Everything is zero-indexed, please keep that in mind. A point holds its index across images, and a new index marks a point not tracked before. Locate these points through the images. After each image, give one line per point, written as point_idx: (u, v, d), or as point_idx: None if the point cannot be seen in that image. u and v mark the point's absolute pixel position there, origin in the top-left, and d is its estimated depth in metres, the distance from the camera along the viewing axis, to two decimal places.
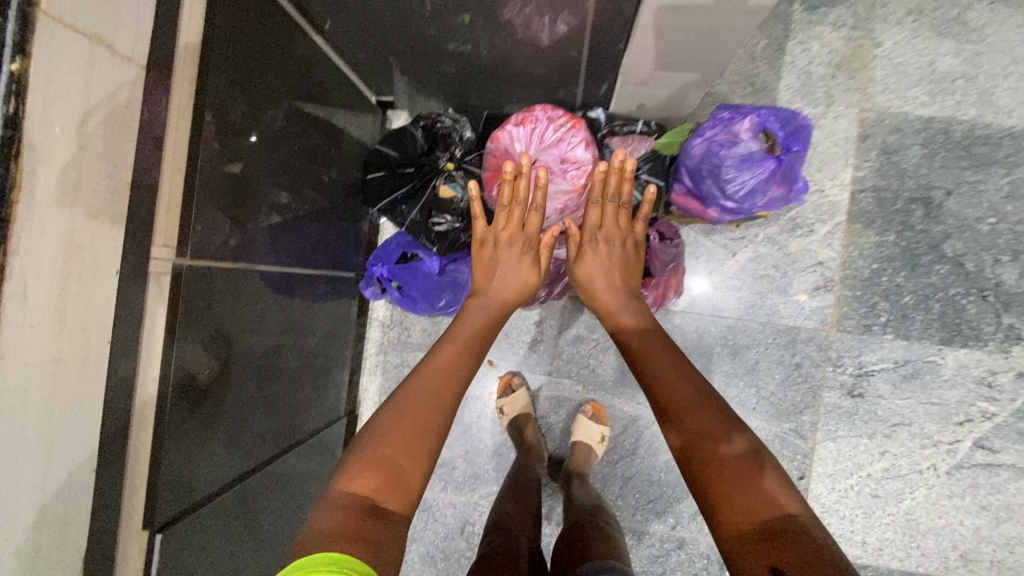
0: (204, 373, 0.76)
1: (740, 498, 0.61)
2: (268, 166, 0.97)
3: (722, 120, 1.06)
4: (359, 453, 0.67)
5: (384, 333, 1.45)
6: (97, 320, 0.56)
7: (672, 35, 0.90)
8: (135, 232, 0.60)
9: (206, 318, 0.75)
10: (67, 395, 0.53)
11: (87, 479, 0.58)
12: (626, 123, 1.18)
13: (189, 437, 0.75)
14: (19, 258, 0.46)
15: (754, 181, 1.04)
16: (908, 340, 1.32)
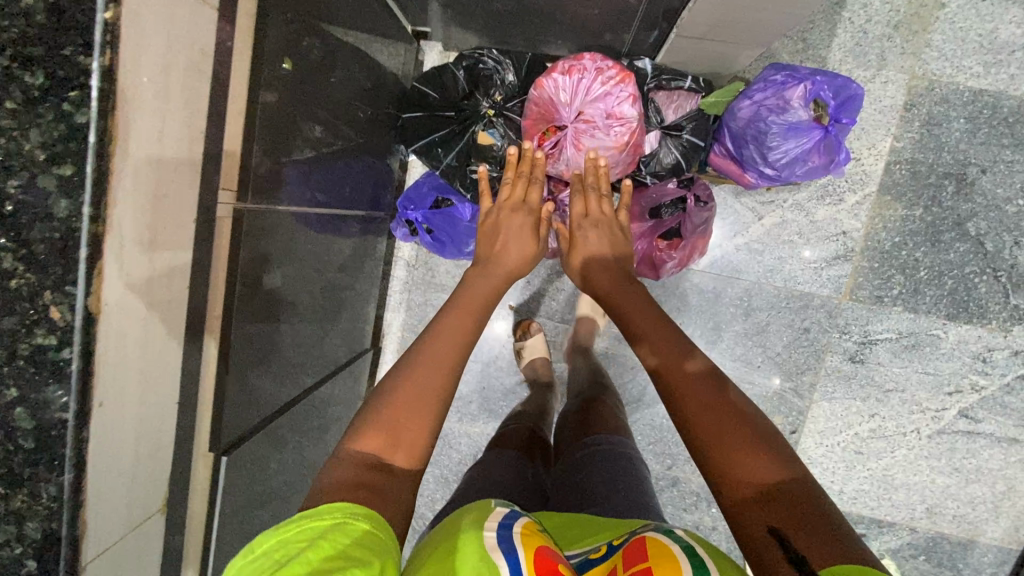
0: (257, 312, 0.80)
1: (741, 463, 0.59)
2: (307, 98, 0.95)
3: (773, 83, 1.03)
4: (372, 411, 0.70)
5: (409, 272, 1.48)
6: (178, 266, 0.59)
7: None
8: (210, 177, 0.62)
9: (256, 261, 0.77)
10: (155, 334, 0.58)
11: (170, 405, 0.64)
12: (674, 77, 1.11)
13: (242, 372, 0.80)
14: (118, 210, 0.48)
15: (798, 150, 1.04)
16: (915, 313, 1.37)
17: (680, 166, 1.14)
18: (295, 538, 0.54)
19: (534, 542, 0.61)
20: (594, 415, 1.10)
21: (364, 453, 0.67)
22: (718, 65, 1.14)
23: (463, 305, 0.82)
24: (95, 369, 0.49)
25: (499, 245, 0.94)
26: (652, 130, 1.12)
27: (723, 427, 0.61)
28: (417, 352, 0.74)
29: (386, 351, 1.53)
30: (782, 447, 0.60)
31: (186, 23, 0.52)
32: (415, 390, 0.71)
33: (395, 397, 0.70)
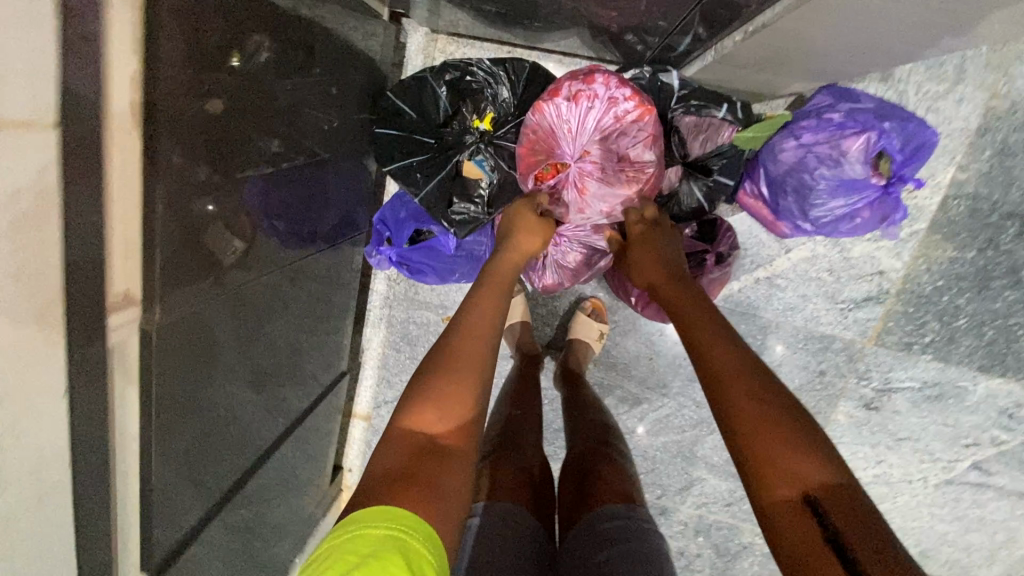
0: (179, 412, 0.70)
1: (785, 466, 0.56)
2: (259, 116, 0.77)
3: (830, 125, 0.84)
4: (402, 403, 0.66)
5: (390, 286, 1.36)
6: (43, 440, 0.48)
7: (782, 38, 0.73)
8: (75, 312, 0.49)
9: (161, 365, 0.63)
10: (25, 527, 0.47)
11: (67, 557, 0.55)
12: (706, 104, 0.90)
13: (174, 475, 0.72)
14: None
15: (846, 210, 0.86)
16: (945, 363, 1.24)
17: (703, 209, 0.97)
18: (352, 558, 0.50)
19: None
20: (604, 461, 0.96)
21: (412, 432, 0.64)
22: (760, 88, 0.93)
23: (495, 288, 0.80)
24: None
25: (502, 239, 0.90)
26: (674, 165, 0.94)
27: (764, 420, 0.59)
28: (451, 336, 0.72)
29: (365, 366, 1.44)
30: (827, 441, 0.58)
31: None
32: (452, 378, 0.68)
33: (433, 382, 0.67)
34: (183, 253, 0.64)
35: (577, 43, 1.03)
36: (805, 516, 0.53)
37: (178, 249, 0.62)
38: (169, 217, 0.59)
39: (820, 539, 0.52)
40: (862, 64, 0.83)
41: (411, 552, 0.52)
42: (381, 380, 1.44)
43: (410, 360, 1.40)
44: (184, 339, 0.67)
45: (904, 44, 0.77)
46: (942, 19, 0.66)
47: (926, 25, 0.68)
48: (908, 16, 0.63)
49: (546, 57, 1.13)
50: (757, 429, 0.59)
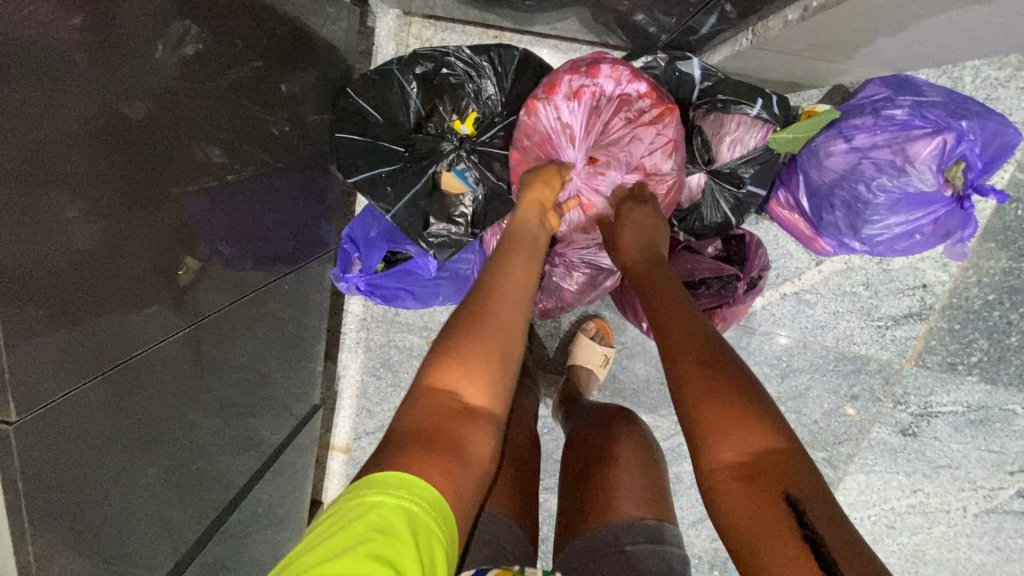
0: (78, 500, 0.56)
1: (730, 433, 0.48)
2: (189, 126, 0.60)
3: (893, 125, 0.68)
4: (429, 355, 0.53)
5: (367, 307, 1.21)
6: None
7: (850, 20, 0.58)
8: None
9: (26, 463, 0.49)
10: None
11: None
12: (737, 99, 0.74)
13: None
14: None
15: (906, 227, 0.71)
16: (992, 385, 1.10)
17: (729, 225, 0.81)
18: (353, 533, 0.42)
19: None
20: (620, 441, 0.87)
21: (442, 395, 0.51)
22: (800, 76, 0.77)
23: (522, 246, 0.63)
24: None
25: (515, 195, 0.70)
26: (696, 173, 0.78)
27: (710, 385, 0.50)
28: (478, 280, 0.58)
29: (342, 395, 1.29)
30: (774, 402, 0.50)
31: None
32: (486, 338, 0.53)
33: (459, 341, 0.53)
34: (69, 313, 0.50)
35: (578, 26, 0.87)
36: (759, 489, 0.45)
37: (48, 317, 0.48)
38: (24, 272, 0.44)
39: (780, 513, 0.43)
40: (927, 54, 0.69)
41: (422, 534, 0.43)
42: (361, 409, 1.29)
43: (392, 387, 1.25)
44: (57, 436, 0.52)
45: (1006, 26, 0.60)
46: None
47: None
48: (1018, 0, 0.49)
49: (542, 44, 0.97)
50: (704, 392, 0.50)
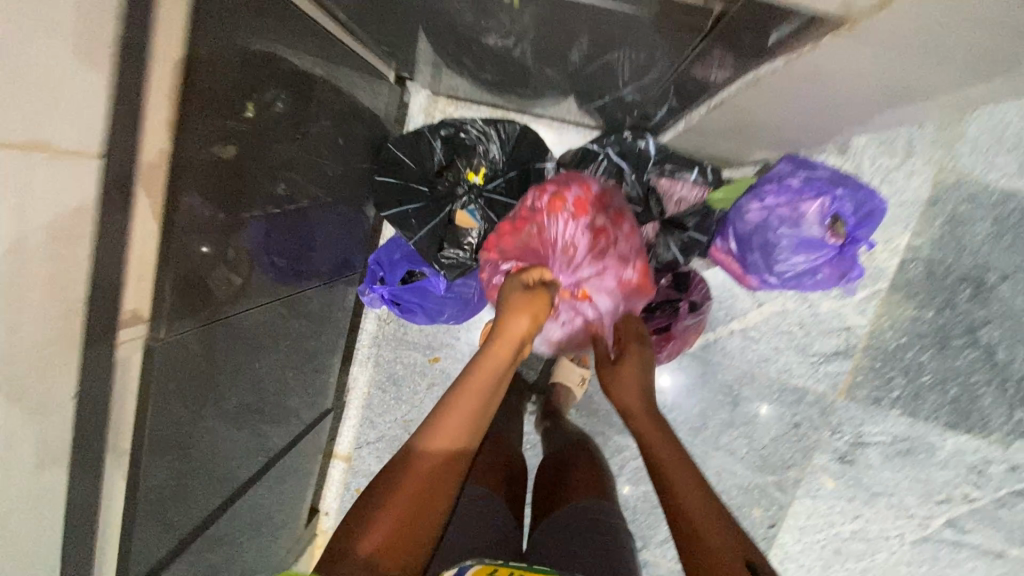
0: (173, 425, 0.72)
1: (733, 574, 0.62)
2: (276, 158, 0.84)
3: (789, 189, 0.94)
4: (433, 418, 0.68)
5: (379, 327, 1.41)
6: None
7: (742, 113, 0.82)
8: None
9: (160, 387, 0.66)
10: None
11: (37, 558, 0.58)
12: (679, 168, 1.01)
13: (160, 497, 0.74)
14: None
15: (807, 266, 0.95)
16: (913, 419, 1.28)
17: (678, 262, 1.04)
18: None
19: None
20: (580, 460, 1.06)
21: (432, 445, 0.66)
22: (730, 153, 1.03)
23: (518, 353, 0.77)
24: None
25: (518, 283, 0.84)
26: (651, 222, 1.02)
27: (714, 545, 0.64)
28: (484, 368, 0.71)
29: (350, 406, 1.45)
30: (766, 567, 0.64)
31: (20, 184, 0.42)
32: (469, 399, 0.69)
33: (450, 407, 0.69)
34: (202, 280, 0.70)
35: (564, 109, 1.14)
36: None
37: (192, 280, 0.67)
38: (190, 246, 0.65)
39: None
40: (807, 141, 0.95)
41: None
42: (365, 419, 1.45)
43: (395, 400, 1.42)
44: (178, 372, 0.70)
45: (851, 122, 0.86)
46: (873, 103, 0.77)
47: (872, 95, 0.72)
48: (850, 99, 0.73)
49: (538, 121, 1.24)
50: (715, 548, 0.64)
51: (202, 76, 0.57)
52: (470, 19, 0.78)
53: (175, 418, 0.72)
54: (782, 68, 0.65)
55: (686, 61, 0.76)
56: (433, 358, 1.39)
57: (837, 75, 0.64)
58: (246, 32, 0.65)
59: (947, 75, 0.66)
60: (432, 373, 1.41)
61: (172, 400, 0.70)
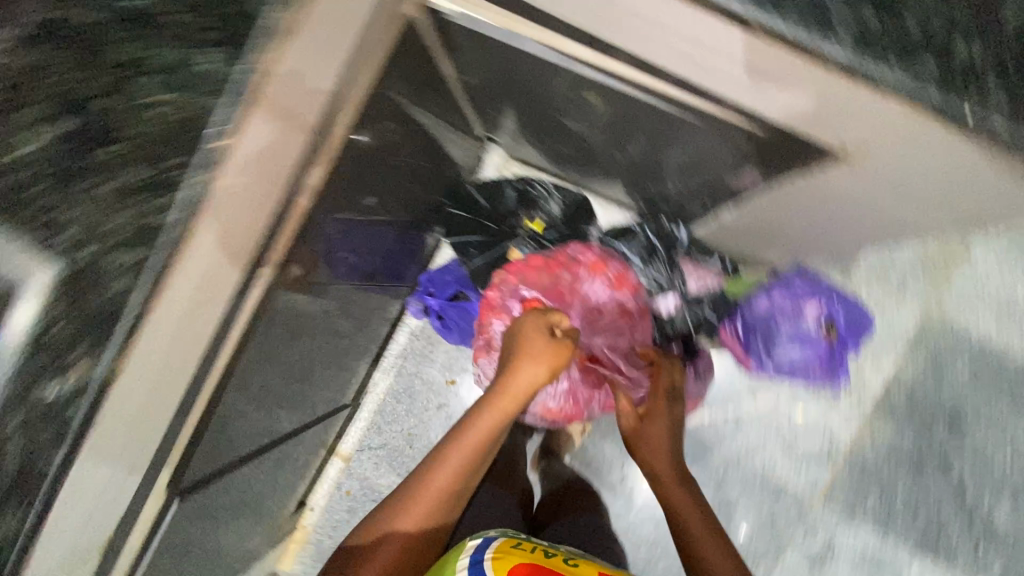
0: (257, 371, 0.83)
1: None
2: (388, 177, 0.99)
3: (795, 292, 1.14)
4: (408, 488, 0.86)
5: (410, 342, 1.55)
6: (197, 340, 0.64)
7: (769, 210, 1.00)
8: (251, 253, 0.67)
9: (268, 330, 0.79)
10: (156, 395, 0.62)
11: (144, 449, 0.67)
12: (704, 254, 1.22)
13: (227, 428, 0.84)
14: (174, 287, 0.56)
15: (802, 356, 1.17)
16: (884, 538, 1.35)
17: (690, 333, 1.21)
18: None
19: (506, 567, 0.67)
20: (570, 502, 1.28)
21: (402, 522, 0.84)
22: (750, 255, 1.21)
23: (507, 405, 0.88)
24: (97, 415, 0.56)
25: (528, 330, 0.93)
26: (673, 294, 1.21)
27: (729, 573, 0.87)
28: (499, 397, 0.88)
29: (364, 410, 1.55)
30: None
31: (275, 147, 0.58)
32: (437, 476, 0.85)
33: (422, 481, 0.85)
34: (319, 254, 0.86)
35: (616, 191, 1.35)
36: None
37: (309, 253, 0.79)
38: (323, 225, 0.80)
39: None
40: (812, 252, 1.13)
41: None
42: (374, 424, 1.55)
43: (405, 412, 1.54)
44: (279, 324, 0.83)
45: (846, 244, 1.06)
46: (873, 229, 0.94)
47: (877, 222, 0.89)
48: (856, 220, 0.91)
49: (590, 195, 1.45)
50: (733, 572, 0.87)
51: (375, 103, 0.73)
52: (563, 106, 0.99)
53: (262, 361, 0.84)
54: (800, 179, 0.83)
55: (722, 172, 0.94)
56: (450, 380, 1.53)
57: (841, 192, 0.81)
58: (404, 79, 0.81)
59: (933, 219, 0.82)
60: (445, 394, 1.53)
61: (267, 346, 0.83)
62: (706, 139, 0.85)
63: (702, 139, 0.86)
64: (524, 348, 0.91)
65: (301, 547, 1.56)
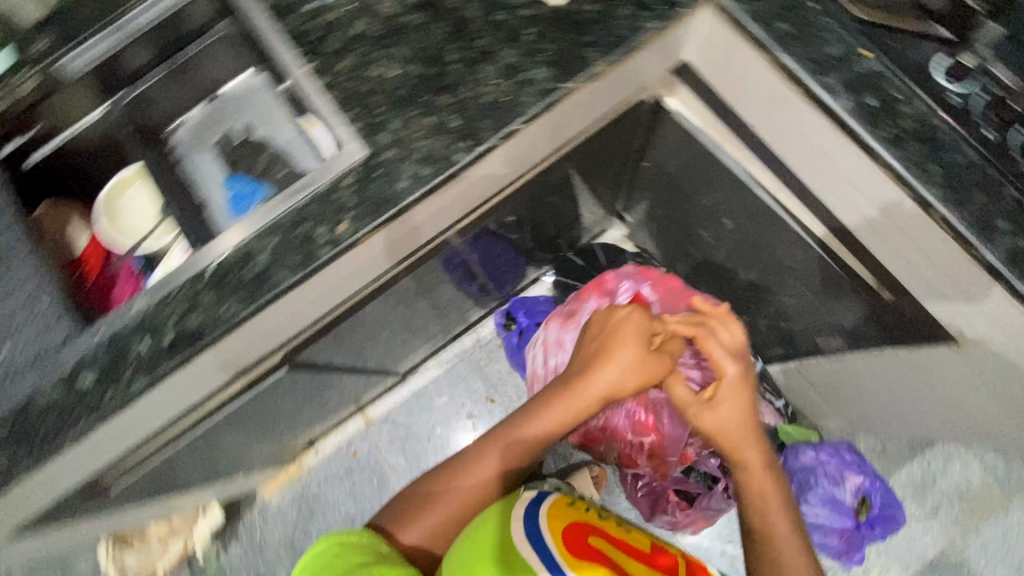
0: (394, 301, 0.97)
1: None
2: (549, 212, 1.17)
3: (841, 458, 1.25)
4: (422, 496, 0.79)
5: (472, 349, 1.67)
6: (391, 252, 0.79)
7: (854, 376, 1.07)
8: (459, 212, 0.83)
9: (423, 275, 0.94)
10: (343, 278, 0.76)
11: (308, 316, 0.80)
12: (772, 392, 1.30)
13: (348, 336, 0.97)
14: (414, 214, 0.72)
15: (827, 520, 1.22)
16: None
17: None
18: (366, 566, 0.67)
19: (560, 524, 0.69)
20: None
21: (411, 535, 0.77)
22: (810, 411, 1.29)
23: (550, 425, 0.79)
24: (318, 272, 0.70)
25: (607, 333, 0.80)
26: None
27: None
28: (572, 392, 0.78)
29: (404, 388, 1.66)
30: None
31: (517, 149, 0.76)
32: (454, 489, 0.78)
33: (432, 490, 0.79)
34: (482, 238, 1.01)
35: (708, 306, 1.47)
36: None
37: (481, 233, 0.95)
38: (501, 216, 0.96)
39: None
40: (878, 421, 1.19)
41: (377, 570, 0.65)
42: (407, 404, 1.65)
43: (439, 407, 1.64)
44: (430, 274, 0.97)
45: (911, 424, 1.14)
46: (949, 419, 1.01)
47: (955, 413, 0.97)
48: (937, 408, 0.99)
49: None
50: None
51: (582, 146, 0.90)
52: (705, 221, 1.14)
53: (401, 297, 0.98)
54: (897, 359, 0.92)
55: (816, 330, 1.06)
56: (490, 398, 1.63)
57: (930, 378, 0.90)
58: (605, 147, 0.99)
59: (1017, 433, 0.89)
60: (481, 409, 1.62)
61: (413, 286, 0.97)
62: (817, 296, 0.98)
63: (810, 295, 0.99)
64: (612, 342, 0.79)
65: (288, 482, 1.61)
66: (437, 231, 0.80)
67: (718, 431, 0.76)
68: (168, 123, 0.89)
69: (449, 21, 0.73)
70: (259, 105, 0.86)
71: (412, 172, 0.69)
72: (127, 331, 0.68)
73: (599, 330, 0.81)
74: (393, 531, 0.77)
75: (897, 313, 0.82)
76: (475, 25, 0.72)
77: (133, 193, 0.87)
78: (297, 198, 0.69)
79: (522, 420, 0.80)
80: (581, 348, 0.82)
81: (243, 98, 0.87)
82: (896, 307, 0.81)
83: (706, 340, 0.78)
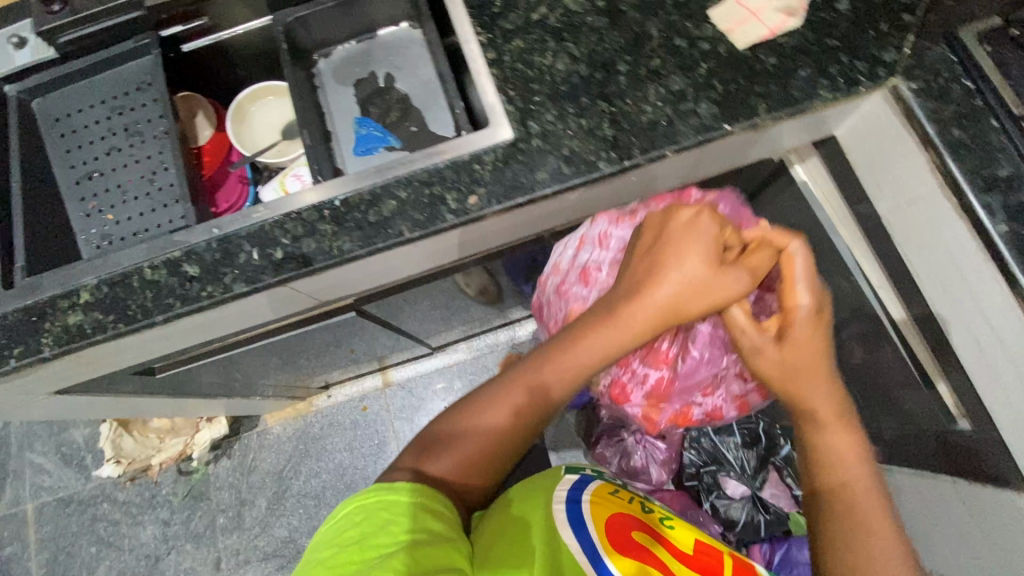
0: (470, 280, 0.98)
1: None
2: None
3: None
4: (450, 424, 0.70)
5: (503, 345, 1.67)
6: (497, 236, 0.79)
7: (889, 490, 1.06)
8: (569, 217, 0.83)
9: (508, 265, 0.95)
10: (447, 247, 0.77)
11: (398, 273, 0.81)
12: (793, 478, 1.27)
13: (415, 300, 0.98)
14: (537, 208, 0.73)
15: None
16: None
17: (736, 526, 1.25)
18: (375, 545, 0.56)
19: (604, 513, 0.70)
20: None
21: (436, 470, 0.66)
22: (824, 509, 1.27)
23: (598, 342, 0.71)
24: (433, 237, 0.70)
25: (670, 248, 0.70)
26: (746, 486, 1.27)
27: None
28: (630, 304, 0.70)
29: (428, 361, 1.66)
30: None
31: (652, 174, 0.76)
32: (483, 413, 0.70)
33: (459, 417, 0.71)
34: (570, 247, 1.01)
35: None
36: None
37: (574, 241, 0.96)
38: None
39: None
40: None
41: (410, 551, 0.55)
42: (427, 377, 1.66)
43: (456, 390, 1.64)
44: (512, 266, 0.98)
45: None
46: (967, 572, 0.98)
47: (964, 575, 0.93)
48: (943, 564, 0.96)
49: None
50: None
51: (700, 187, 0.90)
52: None
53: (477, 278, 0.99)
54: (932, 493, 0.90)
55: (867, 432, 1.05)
56: None
57: (944, 527, 0.91)
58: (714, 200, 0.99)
59: None
60: None
61: (492, 272, 0.98)
62: (880, 399, 0.97)
63: (875, 397, 0.98)
64: (674, 252, 0.70)
65: (292, 417, 1.63)
66: (544, 225, 0.80)
67: (794, 353, 0.68)
68: (319, 47, 0.90)
69: (627, 32, 0.73)
70: (411, 58, 0.90)
71: (553, 167, 0.69)
72: (240, 236, 0.69)
73: (658, 241, 0.71)
74: (419, 467, 0.67)
75: (959, 443, 0.81)
76: (651, 44, 0.73)
77: (266, 104, 0.92)
78: (431, 160, 0.70)
79: (565, 339, 0.73)
80: (636, 260, 0.73)
81: (397, 46, 0.90)
82: (960, 436, 0.80)
83: (791, 256, 0.67)
